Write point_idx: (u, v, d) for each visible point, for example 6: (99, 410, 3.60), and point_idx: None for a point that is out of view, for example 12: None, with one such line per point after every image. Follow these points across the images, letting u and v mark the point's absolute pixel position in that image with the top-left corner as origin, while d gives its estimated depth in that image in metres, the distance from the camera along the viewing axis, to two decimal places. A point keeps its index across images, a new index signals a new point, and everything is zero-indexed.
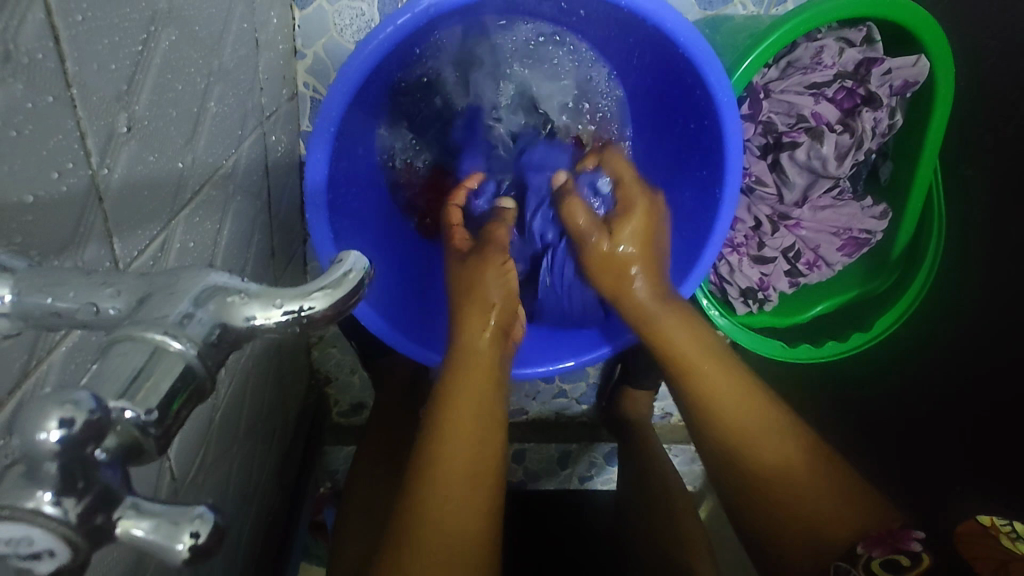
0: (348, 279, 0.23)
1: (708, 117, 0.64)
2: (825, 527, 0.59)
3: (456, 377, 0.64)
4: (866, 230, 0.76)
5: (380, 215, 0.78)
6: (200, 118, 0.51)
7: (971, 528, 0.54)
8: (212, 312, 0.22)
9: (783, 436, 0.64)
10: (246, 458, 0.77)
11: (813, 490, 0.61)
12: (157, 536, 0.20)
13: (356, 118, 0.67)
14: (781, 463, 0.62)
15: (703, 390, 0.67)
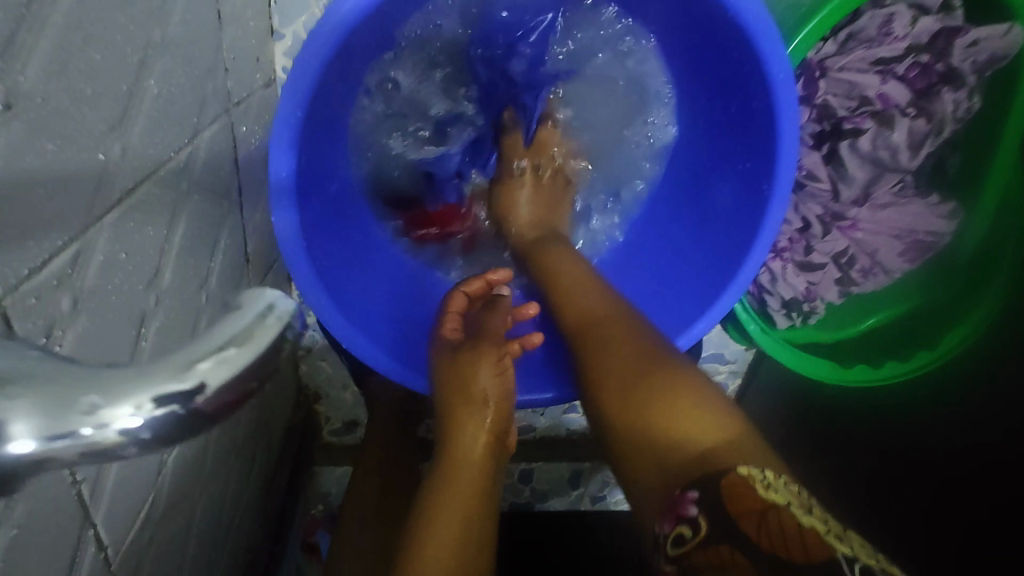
0: (264, 326, 0.19)
1: (756, 96, 0.54)
2: (670, 449, 0.44)
3: (439, 494, 0.52)
4: (932, 232, 0.66)
5: (371, 225, 0.68)
6: (134, 99, 0.41)
7: (729, 478, 0.38)
8: (63, 419, 0.18)
9: (644, 355, 0.51)
10: (215, 496, 0.67)
11: (658, 403, 0.47)
12: None
13: (330, 100, 0.57)
14: (633, 379, 0.50)
15: (572, 319, 0.59)
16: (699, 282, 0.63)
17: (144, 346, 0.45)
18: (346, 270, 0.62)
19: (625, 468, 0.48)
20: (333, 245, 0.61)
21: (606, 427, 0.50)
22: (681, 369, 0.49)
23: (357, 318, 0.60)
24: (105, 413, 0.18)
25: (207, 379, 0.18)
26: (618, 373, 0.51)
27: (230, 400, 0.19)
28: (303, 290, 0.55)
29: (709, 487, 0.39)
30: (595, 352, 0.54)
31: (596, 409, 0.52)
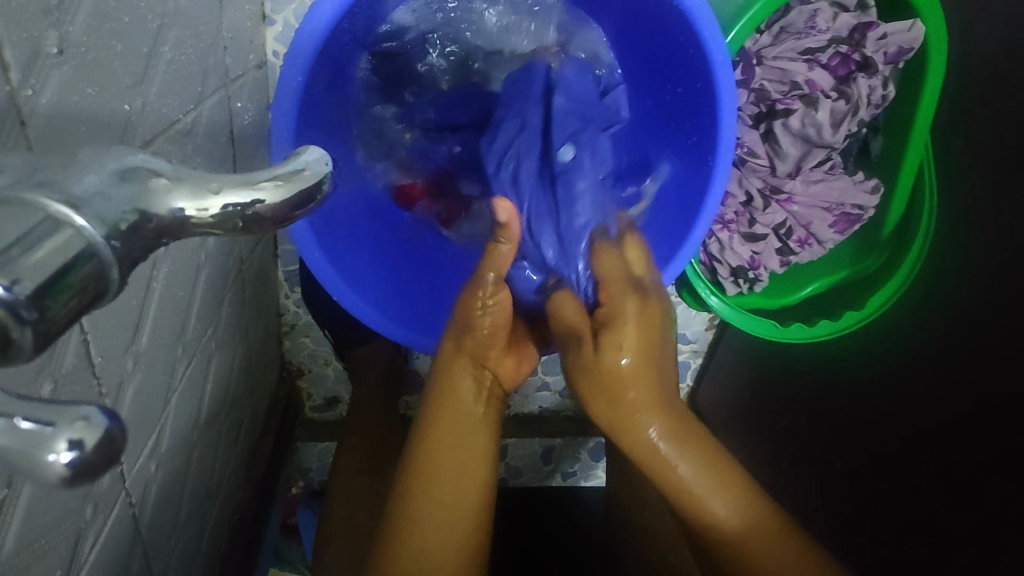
0: (303, 177, 0.21)
1: (703, 77, 0.61)
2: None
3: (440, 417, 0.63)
4: (858, 206, 0.74)
5: (370, 196, 0.74)
6: (151, 61, 0.46)
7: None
8: (133, 193, 0.20)
9: (752, 518, 0.56)
10: (208, 452, 0.71)
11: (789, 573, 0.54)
12: (26, 447, 0.18)
13: (325, 79, 0.63)
14: (759, 551, 0.55)
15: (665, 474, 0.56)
16: (656, 242, 0.70)
17: (155, 287, 0.50)
18: (348, 233, 0.68)
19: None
20: (338, 212, 0.67)
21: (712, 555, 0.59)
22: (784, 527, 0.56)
23: (356, 274, 0.67)
24: (207, 200, 0.20)
25: (267, 196, 0.21)
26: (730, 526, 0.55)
27: (287, 217, 0.21)
28: (299, 246, 0.61)
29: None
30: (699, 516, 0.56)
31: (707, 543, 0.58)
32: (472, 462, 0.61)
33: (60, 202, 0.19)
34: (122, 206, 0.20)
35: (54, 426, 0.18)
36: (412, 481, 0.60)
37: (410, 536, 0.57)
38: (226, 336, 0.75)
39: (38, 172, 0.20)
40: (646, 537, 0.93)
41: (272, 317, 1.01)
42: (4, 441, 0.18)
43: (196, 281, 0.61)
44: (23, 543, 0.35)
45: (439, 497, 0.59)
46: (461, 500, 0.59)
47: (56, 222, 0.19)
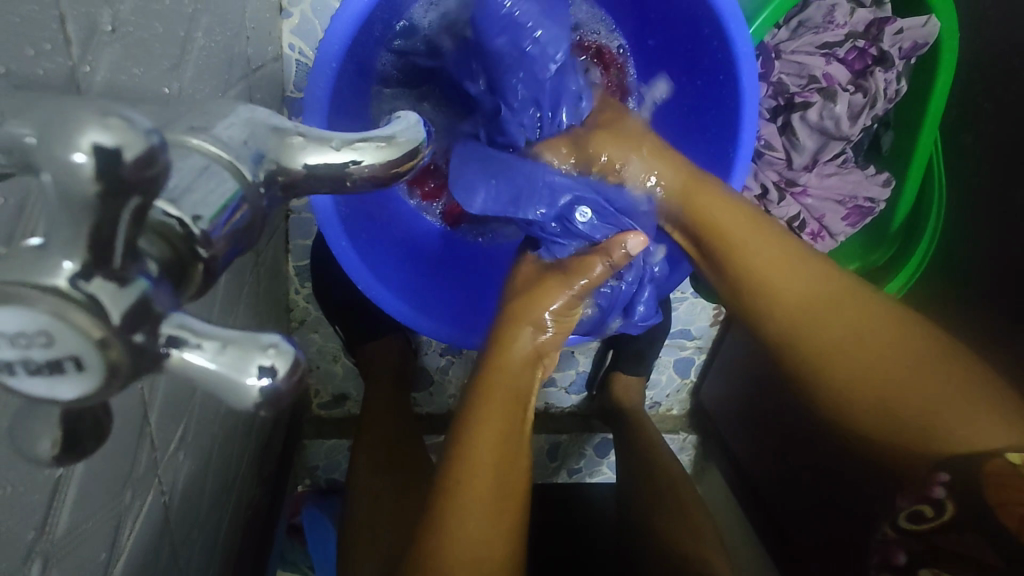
0: (399, 143, 0.24)
1: (725, 69, 0.61)
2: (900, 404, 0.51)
3: (487, 385, 0.63)
4: (871, 199, 0.75)
5: (387, 194, 0.74)
6: (187, 46, 0.46)
7: (997, 465, 0.45)
8: (270, 146, 0.23)
9: (869, 330, 0.54)
10: (227, 444, 0.70)
11: (923, 384, 0.50)
12: (228, 369, 0.21)
13: (355, 68, 0.63)
14: (867, 359, 0.53)
15: (747, 268, 0.60)
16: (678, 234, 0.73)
17: None
18: (373, 232, 0.68)
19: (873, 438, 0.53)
20: (363, 209, 0.67)
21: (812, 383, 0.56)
22: (945, 352, 0.51)
23: (385, 271, 0.67)
24: (324, 158, 0.23)
25: (371, 157, 0.23)
26: (830, 335, 0.55)
27: (383, 177, 0.24)
28: (329, 239, 0.61)
29: (959, 469, 0.47)
30: (800, 342, 0.57)
31: (789, 352, 0.58)
32: (509, 455, 0.60)
33: (214, 146, 0.22)
34: (261, 155, 0.23)
35: (248, 353, 0.21)
36: (449, 488, 0.57)
37: (450, 540, 0.55)
38: (245, 328, 0.75)
39: (189, 120, 0.23)
40: (663, 529, 0.94)
41: (282, 312, 1.01)
42: (215, 363, 0.21)
43: (221, 269, 0.61)
44: (73, 524, 0.35)
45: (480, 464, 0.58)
46: (495, 495, 0.58)
47: (214, 165, 0.22)
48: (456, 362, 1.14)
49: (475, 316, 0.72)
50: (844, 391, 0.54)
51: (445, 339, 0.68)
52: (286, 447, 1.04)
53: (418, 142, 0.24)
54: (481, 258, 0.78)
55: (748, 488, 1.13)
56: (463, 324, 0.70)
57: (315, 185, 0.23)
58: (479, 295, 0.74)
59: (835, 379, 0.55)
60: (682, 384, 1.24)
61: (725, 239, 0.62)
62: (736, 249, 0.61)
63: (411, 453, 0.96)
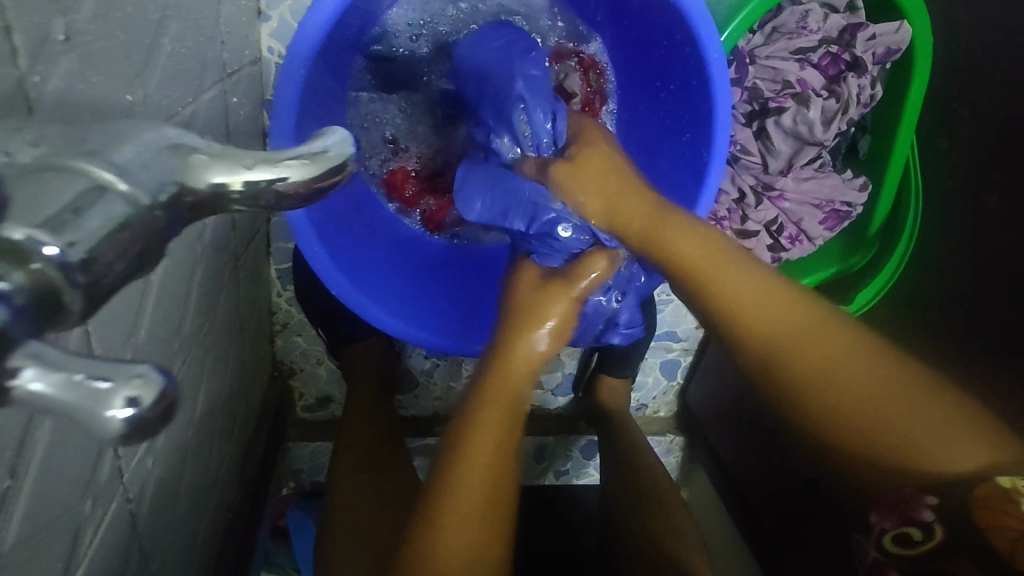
0: (324, 158, 0.24)
1: (697, 75, 0.61)
2: (886, 435, 0.51)
3: (487, 392, 0.62)
4: (847, 203, 0.76)
5: (369, 202, 0.74)
6: (153, 53, 0.46)
7: (987, 491, 0.45)
8: (175, 167, 0.23)
9: (853, 360, 0.53)
10: (203, 448, 0.70)
11: (911, 413, 0.50)
12: (87, 402, 0.20)
13: (327, 72, 0.63)
14: (857, 391, 0.52)
15: (732, 300, 0.57)
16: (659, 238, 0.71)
17: (153, 281, 0.50)
18: (349, 239, 0.68)
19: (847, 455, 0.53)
20: (336, 216, 0.67)
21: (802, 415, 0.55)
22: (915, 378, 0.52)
23: (363, 277, 0.67)
24: (239, 178, 0.23)
25: (292, 174, 0.23)
26: (806, 362, 0.54)
27: (309, 192, 0.24)
28: (301, 245, 0.61)
29: (953, 498, 0.47)
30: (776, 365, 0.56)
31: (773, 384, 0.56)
32: (503, 461, 0.60)
33: (107, 172, 0.21)
34: (162, 178, 0.22)
35: (112, 383, 0.20)
36: (440, 489, 0.57)
37: (436, 538, 0.55)
38: (221, 332, 0.74)
39: (86, 142, 0.22)
40: (645, 531, 0.94)
41: (264, 315, 1.00)
42: (68, 396, 0.20)
43: (195, 273, 0.61)
44: (24, 534, 0.35)
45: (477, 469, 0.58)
46: (487, 498, 0.57)
47: (105, 189, 0.21)
48: (441, 365, 1.14)
49: (457, 320, 0.72)
50: (827, 413, 0.54)
51: (421, 345, 0.68)
52: (268, 450, 1.03)
53: (344, 156, 0.24)
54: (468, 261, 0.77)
55: (733, 490, 1.13)
56: (443, 328, 0.70)
57: (240, 201, 0.23)
58: (463, 301, 0.74)
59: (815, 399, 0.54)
60: (668, 386, 1.24)
61: (701, 274, 0.58)
62: (717, 284, 0.57)
63: (391, 454, 0.97)
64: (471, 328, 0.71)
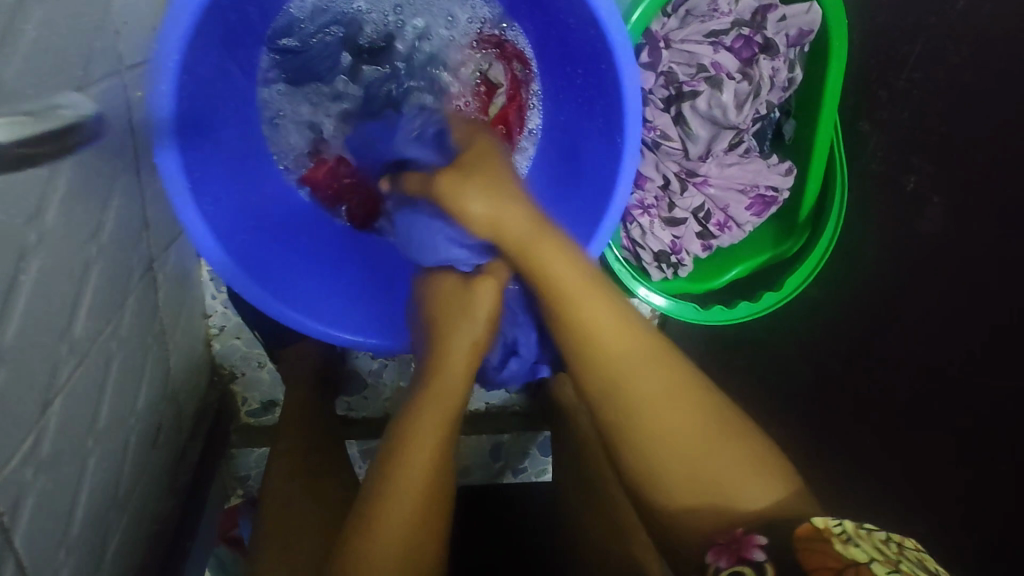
0: (58, 118, 0.34)
1: (605, 60, 0.60)
2: (678, 482, 0.53)
3: (433, 365, 0.60)
4: (772, 187, 0.75)
5: (284, 200, 0.72)
6: (8, 39, 0.43)
7: (808, 529, 0.46)
8: None
9: (672, 399, 0.54)
10: (111, 457, 0.67)
11: (692, 447, 0.53)
12: None
13: (216, 60, 0.59)
14: (671, 429, 0.53)
15: (579, 312, 0.56)
16: (592, 195, 0.67)
17: (23, 282, 0.47)
18: (243, 219, 0.65)
19: (651, 486, 0.54)
20: (222, 190, 0.62)
21: (619, 441, 0.55)
22: (723, 426, 0.54)
23: (270, 270, 0.65)
24: None
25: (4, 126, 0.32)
26: (652, 386, 0.54)
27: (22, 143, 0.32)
28: (198, 244, 0.59)
29: (776, 537, 0.47)
30: (610, 380, 0.55)
31: (597, 402, 0.57)
32: (447, 450, 0.56)
33: None
34: None
35: None
36: (394, 450, 0.55)
37: (388, 509, 0.51)
38: (131, 336, 0.71)
39: None
40: (591, 525, 0.93)
41: (197, 319, 0.98)
42: None
43: (87, 274, 0.59)
44: None
45: (433, 446, 0.55)
46: (431, 484, 0.53)
47: None
48: (389, 364, 1.13)
49: (382, 316, 0.70)
50: (636, 437, 0.54)
51: (340, 344, 0.67)
52: (203, 458, 0.99)
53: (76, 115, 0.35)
54: (395, 254, 0.75)
55: None
56: (358, 322, 0.68)
57: None
58: (391, 292, 0.72)
59: (631, 426, 0.54)
60: None
61: (559, 292, 0.57)
62: (573, 303, 0.56)
63: (333, 457, 0.94)
64: (397, 324, 0.69)
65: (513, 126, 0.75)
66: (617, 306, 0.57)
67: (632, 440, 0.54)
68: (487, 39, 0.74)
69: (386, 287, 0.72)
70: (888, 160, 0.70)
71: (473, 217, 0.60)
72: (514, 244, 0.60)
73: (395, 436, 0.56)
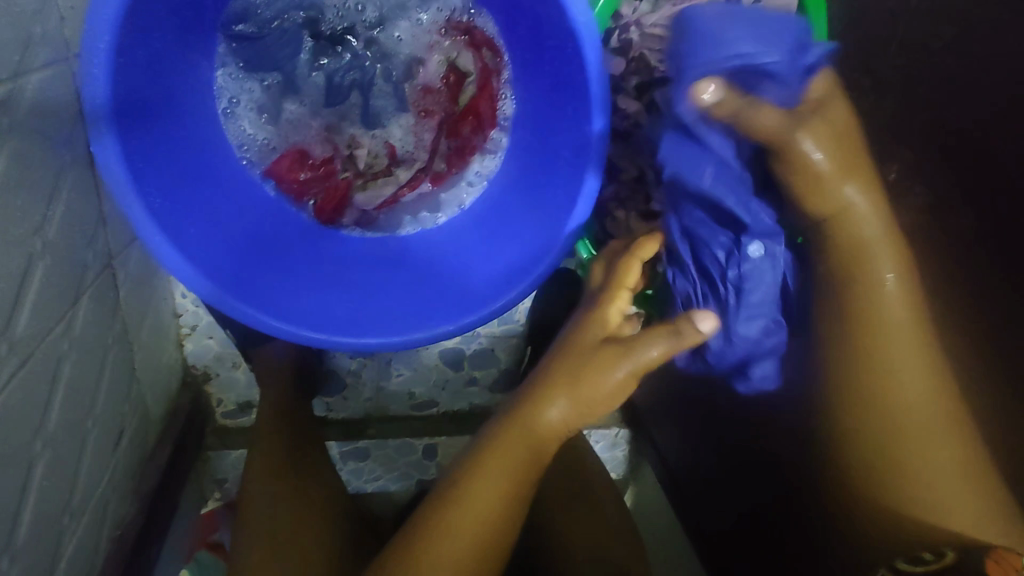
0: None
1: (570, 43, 0.58)
2: (930, 494, 0.57)
3: (540, 392, 0.63)
4: None
5: (247, 197, 0.70)
6: None
7: (988, 559, 0.51)
8: None
9: (929, 423, 0.56)
10: (60, 461, 0.64)
11: (959, 490, 0.56)
12: None
13: (156, 45, 0.57)
14: (928, 452, 0.56)
15: (883, 323, 0.56)
16: (565, 187, 0.65)
17: None
18: (201, 219, 0.63)
19: (902, 492, 0.58)
20: (173, 183, 0.60)
21: (872, 446, 0.59)
22: (965, 454, 0.55)
23: (244, 279, 0.64)
24: None
25: None
26: (918, 411, 0.56)
27: None
28: (146, 240, 0.56)
29: (963, 562, 0.53)
30: (879, 395, 0.57)
31: (865, 414, 0.59)
32: (513, 475, 0.61)
33: None
34: None
35: None
36: (462, 480, 0.61)
37: (444, 534, 0.57)
38: (86, 336, 0.69)
39: None
40: None
41: (165, 318, 0.95)
42: None
43: (30, 271, 0.56)
44: None
45: (495, 483, 0.60)
46: (496, 511, 0.59)
47: None
48: (368, 364, 1.10)
49: (360, 318, 0.67)
50: (902, 451, 0.57)
51: (310, 345, 0.63)
52: (174, 462, 0.96)
53: None
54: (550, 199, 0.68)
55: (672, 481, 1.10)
56: (326, 322, 0.65)
57: None
58: (369, 292, 0.69)
59: (902, 441, 0.57)
60: None
61: (875, 305, 0.56)
62: (873, 313, 0.56)
63: (309, 461, 0.91)
64: (381, 326, 0.66)
65: (484, 118, 0.73)
66: (913, 329, 0.55)
67: (897, 452, 0.58)
68: (454, 25, 0.71)
69: (364, 287, 0.70)
70: None
71: (836, 198, 0.54)
72: (847, 248, 0.56)
73: (470, 466, 0.61)
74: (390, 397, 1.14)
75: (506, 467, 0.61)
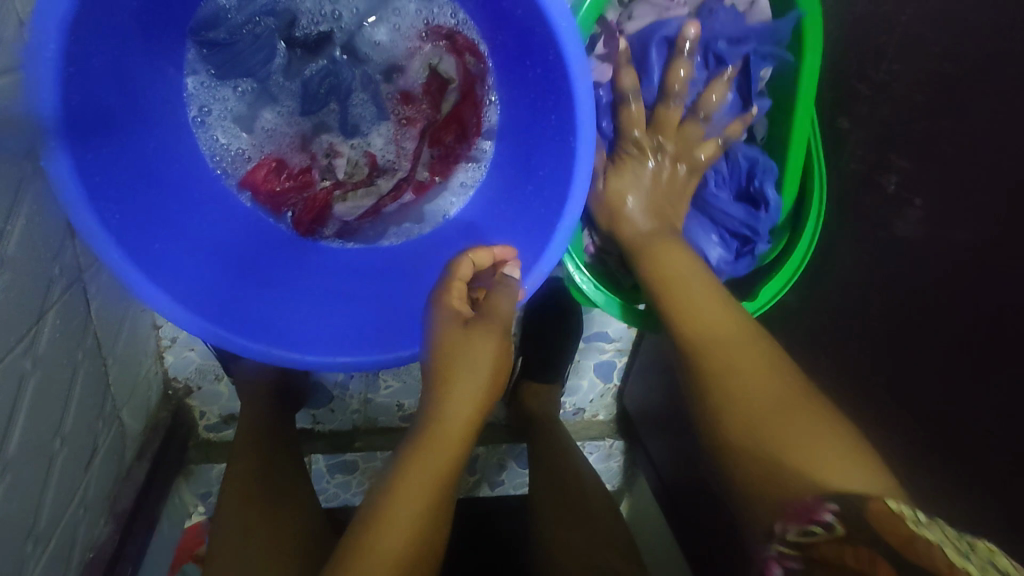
0: None
1: (551, 51, 0.55)
2: (784, 449, 0.49)
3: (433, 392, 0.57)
4: None
5: (219, 208, 0.67)
6: None
7: (874, 504, 0.42)
8: None
9: (754, 376, 0.55)
10: (19, 487, 0.62)
11: (799, 428, 0.50)
12: None
13: (112, 52, 0.54)
14: (765, 401, 0.53)
15: (693, 304, 0.62)
16: (549, 200, 0.62)
17: None
18: (166, 233, 0.60)
19: (740, 464, 0.52)
20: (132, 194, 0.57)
21: (719, 416, 0.55)
22: (804, 398, 0.52)
23: (229, 302, 0.62)
24: None
25: None
26: (745, 365, 0.56)
27: None
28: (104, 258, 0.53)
29: (851, 504, 0.43)
30: (718, 359, 0.58)
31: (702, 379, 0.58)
32: (443, 493, 0.52)
33: None
34: None
35: None
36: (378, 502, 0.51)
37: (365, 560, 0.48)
38: (53, 353, 0.66)
39: None
40: (558, 536, 0.86)
41: (143, 331, 0.92)
42: None
43: None
44: None
45: (411, 497, 0.51)
46: (419, 532, 0.50)
47: None
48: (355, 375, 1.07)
49: (339, 335, 0.64)
50: (731, 409, 0.54)
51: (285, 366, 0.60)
52: (151, 477, 0.94)
53: None
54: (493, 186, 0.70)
55: (665, 494, 1.08)
56: (301, 340, 0.62)
57: None
58: (347, 307, 0.67)
59: (728, 397, 0.54)
60: (604, 389, 1.18)
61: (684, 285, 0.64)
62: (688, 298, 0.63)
63: (288, 477, 0.88)
64: (366, 339, 0.63)
65: (467, 127, 0.71)
66: (725, 302, 0.62)
67: (730, 412, 0.54)
68: (434, 31, 0.69)
69: (342, 300, 0.67)
70: (871, 160, 0.65)
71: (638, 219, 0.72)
72: (668, 269, 0.67)
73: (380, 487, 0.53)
74: (378, 409, 1.12)
75: (439, 481, 0.52)
